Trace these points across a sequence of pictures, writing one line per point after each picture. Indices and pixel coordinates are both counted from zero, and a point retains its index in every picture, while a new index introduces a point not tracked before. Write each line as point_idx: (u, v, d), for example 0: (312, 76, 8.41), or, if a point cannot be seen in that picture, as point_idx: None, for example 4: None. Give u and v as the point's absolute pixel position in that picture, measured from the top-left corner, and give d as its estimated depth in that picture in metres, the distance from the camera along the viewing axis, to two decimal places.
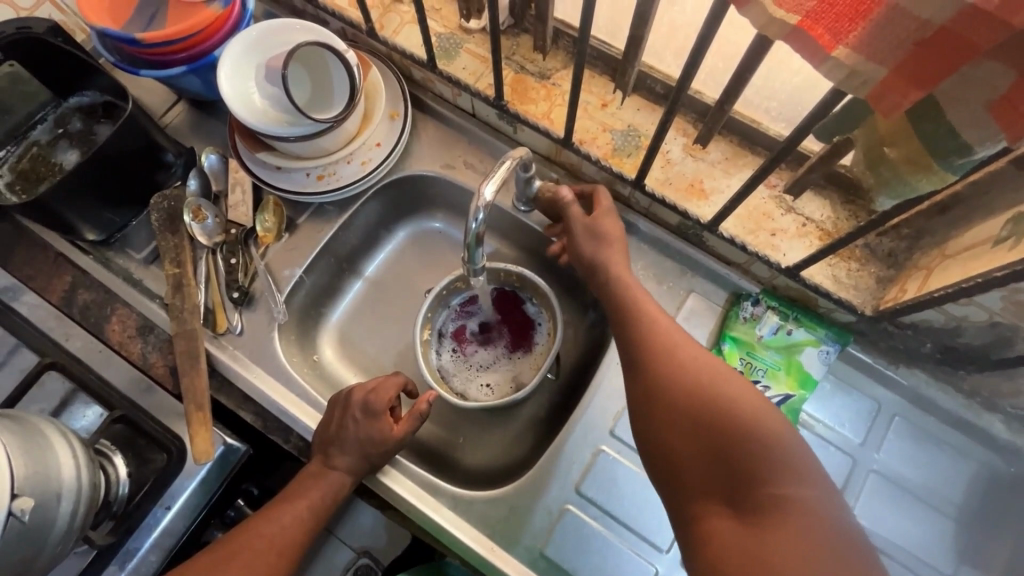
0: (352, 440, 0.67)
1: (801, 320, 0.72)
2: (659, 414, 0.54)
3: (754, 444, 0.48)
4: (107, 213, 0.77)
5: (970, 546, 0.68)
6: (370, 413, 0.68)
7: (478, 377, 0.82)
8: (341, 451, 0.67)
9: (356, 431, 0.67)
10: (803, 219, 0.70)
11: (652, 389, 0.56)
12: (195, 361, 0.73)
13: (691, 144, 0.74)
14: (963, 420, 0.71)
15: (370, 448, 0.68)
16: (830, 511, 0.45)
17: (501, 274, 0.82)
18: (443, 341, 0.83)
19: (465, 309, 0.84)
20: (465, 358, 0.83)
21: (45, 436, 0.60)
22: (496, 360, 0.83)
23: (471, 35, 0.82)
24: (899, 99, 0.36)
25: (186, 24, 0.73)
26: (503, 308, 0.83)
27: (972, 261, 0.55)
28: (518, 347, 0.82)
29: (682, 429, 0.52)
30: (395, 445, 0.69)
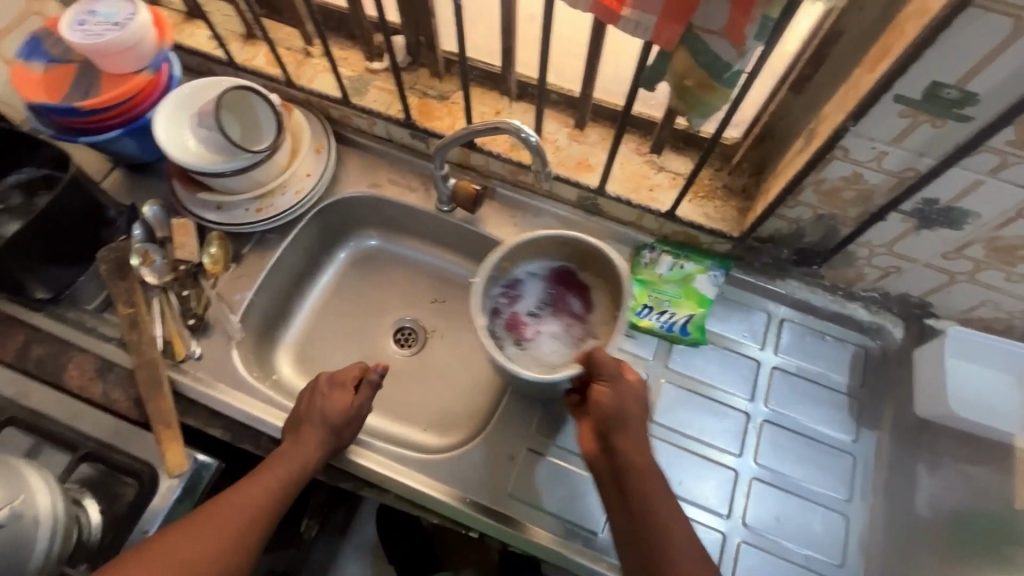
0: (321, 411, 0.73)
1: (688, 255, 0.87)
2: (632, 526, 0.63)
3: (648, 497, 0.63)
4: (55, 270, 0.82)
5: (864, 413, 0.81)
6: (337, 385, 0.76)
7: (544, 363, 0.79)
8: (310, 424, 0.73)
9: (326, 404, 0.74)
10: (671, 174, 0.86)
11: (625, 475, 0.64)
12: (158, 387, 0.76)
13: (572, 131, 0.88)
14: (833, 313, 0.86)
15: (333, 416, 0.73)
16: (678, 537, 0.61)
17: (541, 245, 0.80)
18: (497, 329, 0.81)
19: (512, 292, 0.83)
20: (526, 345, 0.80)
21: (16, 465, 0.63)
22: (554, 339, 0.81)
23: (377, 74, 0.95)
24: (671, 34, 0.50)
25: (119, 91, 0.83)
26: (557, 283, 0.83)
27: (788, 170, 0.71)
28: (573, 321, 0.82)
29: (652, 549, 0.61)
30: (358, 411, 0.75)
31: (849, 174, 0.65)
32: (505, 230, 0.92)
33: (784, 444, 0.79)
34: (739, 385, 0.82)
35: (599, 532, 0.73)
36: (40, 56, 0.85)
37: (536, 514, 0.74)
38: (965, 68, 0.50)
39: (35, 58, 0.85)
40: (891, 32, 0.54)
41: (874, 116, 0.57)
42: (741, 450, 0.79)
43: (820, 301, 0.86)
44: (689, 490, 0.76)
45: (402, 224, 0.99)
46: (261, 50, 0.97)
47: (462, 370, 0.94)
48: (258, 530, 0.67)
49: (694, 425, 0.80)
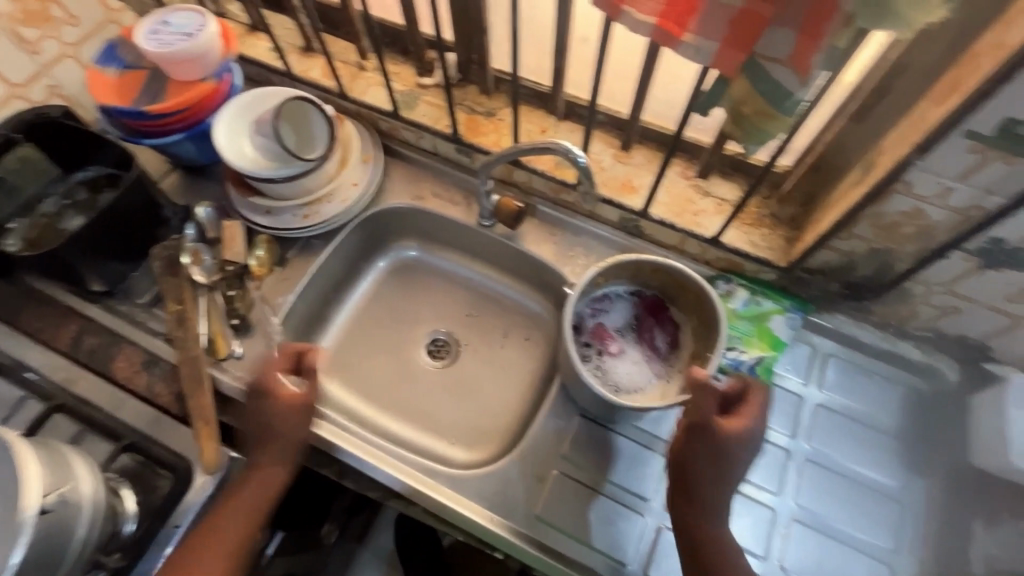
0: (268, 424, 0.76)
1: (766, 293, 0.83)
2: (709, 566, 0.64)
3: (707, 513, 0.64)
4: (113, 264, 0.86)
5: (914, 459, 0.77)
6: (262, 402, 0.77)
7: (618, 386, 0.79)
8: (270, 434, 0.76)
9: (265, 417, 0.76)
10: (718, 199, 0.84)
11: (688, 487, 0.65)
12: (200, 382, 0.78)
13: (618, 153, 0.88)
14: (883, 350, 0.82)
15: (270, 430, 0.76)
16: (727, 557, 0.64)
17: (642, 269, 0.79)
18: (581, 341, 0.81)
19: (601, 308, 0.82)
20: (604, 363, 0.80)
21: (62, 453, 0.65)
22: (636, 367, 0.81)
23: (426, 88, 0.97)
24: (733, 61, 0.50)
25: (184, 97, 0.87)
26: (645, 309, 0.82)
27: (843, 202, 0.69)
28: (656, 351, 0.81)
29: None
30: (297, 424, 0.77)
31: (909, 209, 0.62)
32: (544, 248, 0.93)
33: (826, 485, 0.76)
34: (780, 420, 0.79)
35: (627, 562, 0.71)
36: (115, 61, 0.90)
37: (562, 538, 0.72)
38: None
39: (110, 63, 0.90)
40: (961, 66, 0.52)
41: (940, 151, 0.55)
42: (780, 488, 0.76)
43: (869, 338, 0.83)
44: None
45: (442, 236, 1.00)
46: (318, 62, 1.00)
47: (492, 385, 0.94)
48: (263, 520, 0.75)
49: None
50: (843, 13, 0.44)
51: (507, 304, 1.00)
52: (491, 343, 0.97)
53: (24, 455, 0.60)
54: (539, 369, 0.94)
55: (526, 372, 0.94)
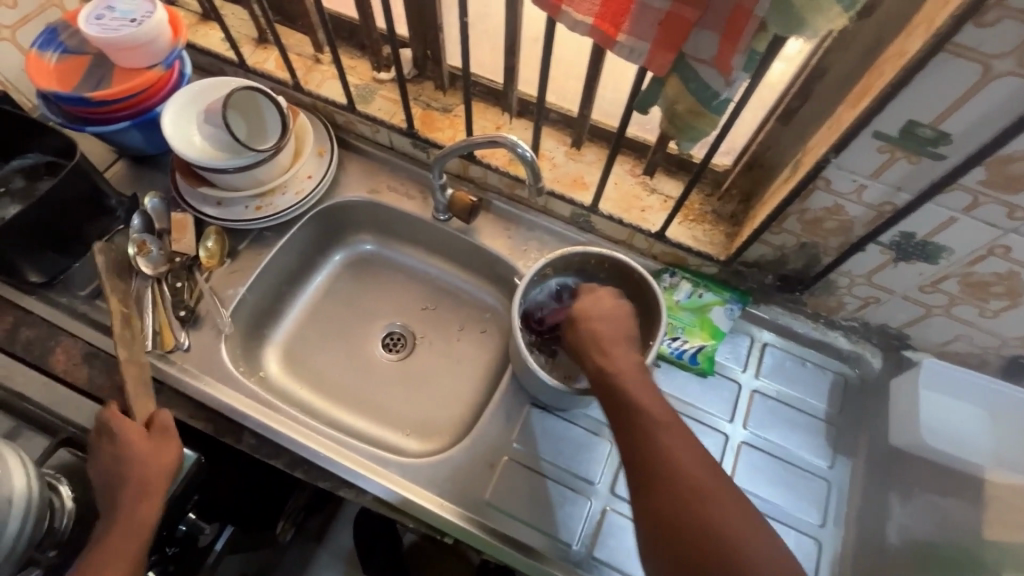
0: (115, 465, 0.66)
1: (708, 286, 0.87)
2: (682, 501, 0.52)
3: (673, 464, 0.55)
4: (51, 255, 0.83)
5: (841, 440, 0.83)
6: (103, 441, 0.68)
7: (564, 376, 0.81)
8: (108, 477, 0.65)
9: (111, 457, 0.67)
10: (663, 196, 0.88)
11: (641, 440, 0.57)
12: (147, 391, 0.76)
13: (569, 150, 0.91)
14: (814, 340, 0.88)
15: (145, 464, 0.67)
16: (718, 527, 0.51)
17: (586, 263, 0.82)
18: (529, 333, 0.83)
19: (549, 303, 0.84)
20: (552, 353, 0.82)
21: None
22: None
23: (383, 83, 0.98)
24: (662, 61, 0.52)
25: (130, 84, 0.85)
26: None
27: (774, 199, 0.74)
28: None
29: (677, 487, 0.53)
30: (161, 463, 0.69)
31: (831, 205, 0.67)
32: (499, 242, 0.95)
33: (762, 466, 0.80)
34: (719, 406, 0.84)
35: (573, 544, 0.73)
36: (55, 46, 0.87)
37: (512, 522, 0.74)
38: (939, 109, 0.53)
39: (49, 48, 0.87)
40: (871, 73, 0.57)
41: (853, 150, 0.60)
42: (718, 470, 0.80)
43: (801, 328, 0.88)
44: None
45: (398, 230, 1.01)
46: (273, 54, 1.00)
47: (446, 377, 0.95)
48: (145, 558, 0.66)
49: None
50: (759, 19, 0.48)
51: (462, 298, 1.01)
52: (446, 334, 0.99)
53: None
54: (494, 361, 0.95)
55: (480, 364, 0.95)
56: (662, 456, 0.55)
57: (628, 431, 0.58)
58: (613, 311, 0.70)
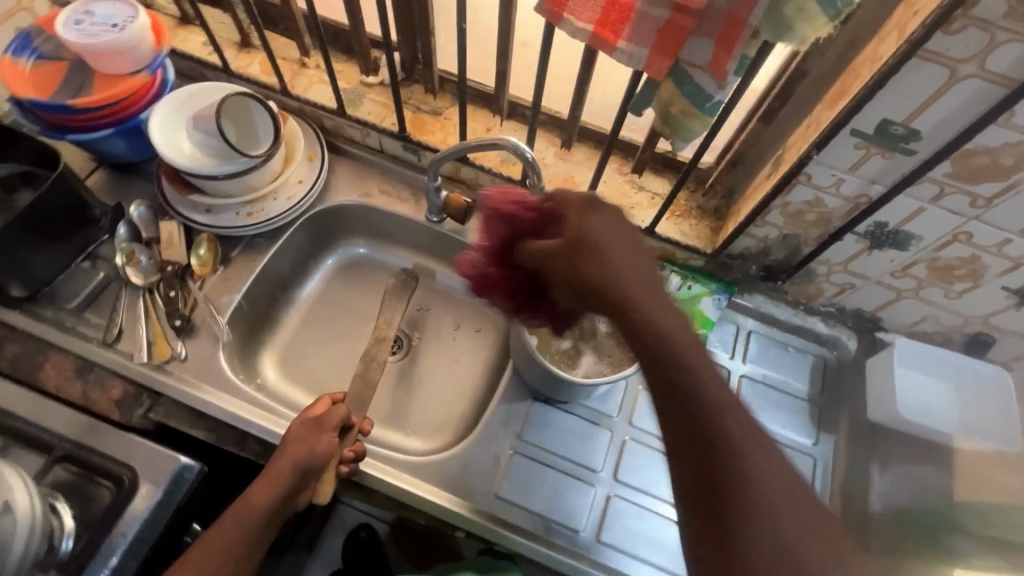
0: (295, 443, 0.72)
1: (697, 278, 0.90)
2: (670, 382, 0.42)
3: (647, 320, 0.45)
4: (34, 267, 0.80)
5: (824, 418, 0.88)
6: (310, 414, 0.75)
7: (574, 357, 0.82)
8: (283, 450, 0.71)
9: (301, 433, 0.73)
10: (650, 193, 0.92)
11: (615, 305, 0.47)
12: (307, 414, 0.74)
13: (559, 150, 0.94)
14: (795, 326, 0.93)
15: (310, 460, 0.71)
16: (715, 406, 0.41)
17: None
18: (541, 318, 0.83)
19: None
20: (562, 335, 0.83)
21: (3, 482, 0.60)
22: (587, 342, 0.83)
23: (371, 87, 0.98)
24: (660, 65, 0.55)
25: (113, 91, 0.83)
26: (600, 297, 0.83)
27: (757, 193, 0.78)
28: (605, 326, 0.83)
29: (661, 361, 0.43)
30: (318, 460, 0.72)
31: (811, 198, 0.72)
32: None
33: None
34: None
35: (581, 531, 0.76)
36: (30, 52, 0.84)
37: (523, 514, 0.77)
38: (909, 108, 0.57)
39: (24, 54, 0.84)
40: (846, 76, 0.62)
41: (833, 147, 0.64)
42: None
43: (782, 315, 0.93)
44: (663, 491, 0.80)
45: (389, 232, 1.02)
46: (257, 58, 0.99)
47: (445, 376, 0.96)
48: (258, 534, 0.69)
49: None
50: (750, 27, 0.51)
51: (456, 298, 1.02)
52: (441, 336, 0.99)
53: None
54: (491, 358, 0.97)
55: (477, 362, 0.97)
56: (639, 312, 0.45)
57: (585, 292, 0.50)
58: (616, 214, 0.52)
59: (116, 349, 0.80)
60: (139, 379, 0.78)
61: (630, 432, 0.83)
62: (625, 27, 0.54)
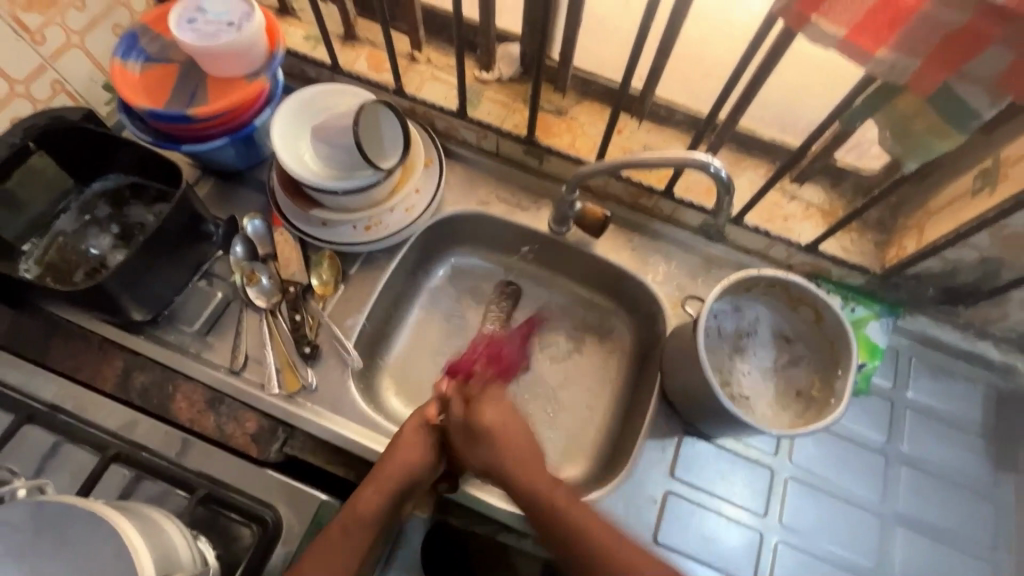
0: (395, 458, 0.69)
1: (858, 298, 0.83)
2: (585, 557, 0.63)
3: (550, 505, 0.65)
4: (155, 290, 0.76)
5: (1002, 457, 0.80)
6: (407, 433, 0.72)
7: (752, 392, 0.71)
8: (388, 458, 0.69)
9: (406, 442, 0.70)
10: (805, 204, 0.83)
11: (512, 488, 0.68)
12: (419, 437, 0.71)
13: (701, 155, 0.85)
14: (965, 350, 0.83)
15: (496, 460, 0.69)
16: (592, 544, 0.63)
17: (767, 287, 0.72)
18: (713, 349, 0.72)
19: (732, 318, 0.73)
20: (734, 368, 0.72)
21: (164, 540, 0.54)
22: (754, 378, 0.72)
23: (488, 84, 0.90)
24: (931, 79, 0.47)
25: (230, 97, 0.76)
26: (776, 324, 0.73)
27: (959, 211, 0.68)
28: (773, 360, 0.73)
29: (557, 523, 0.64)
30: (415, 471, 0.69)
31: None
32: (622, 255, 0.89)
33: (925, 489, 0.78)
34: (874, 426, 0.80)
35: None
36: (137, 54, 0.78)
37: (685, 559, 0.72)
38: None
39: (131, 56, 0.77)
40: None
41: None
42: (881, 494, 0.77)
43: (950, 339, 0.83)
44: (828, 535, 0.74)
45: (503, 242, 0.95)
46: (364, 53, 0.91)
47: (570, 400, 0.89)
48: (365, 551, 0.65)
49: (830, 465, 0.77)
50: None
51: (573, 314, 0.95)
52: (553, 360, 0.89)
53: (140, 566, 0.49)
54: (617, 381, 0.91)
55: (604, 384, 0.90)
56: (533, 490, 0.67)
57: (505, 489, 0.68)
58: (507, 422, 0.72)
59: (243, 378, 0.76)
60: (273, 411, 0.75)
61: (790, 470, 0.77)
62: (893, 34, 0.45)
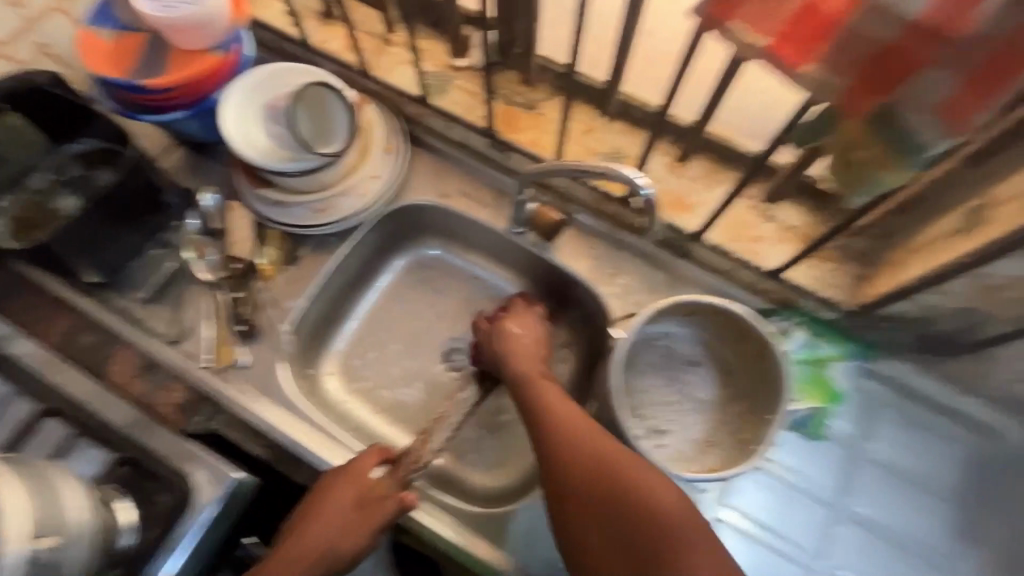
0: (322, 526, 0.66)
1: (827, 335, 0.75)
2: (588, 483, 0.58)
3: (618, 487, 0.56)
4: (106, 255, 0.78)
5: (967, 526, 0.72)
6: (347, 475, 0.68)
7: (666, 425, 0.70)
8: (309, 523, 0.66)
9: (332, 509, 0.66)
10: (780, 225, 0.76)
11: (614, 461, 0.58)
12: (347, 469, 0.69)
13: (672, 163, 0.79)
14: (948, 407, 0.74)
15: (515, 361, 0.71)
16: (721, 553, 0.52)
17: (706, 315, 0.68)
18: (643, 368, 0.72)
19: (675, 341, 0.72)
20: (658, 398, 0.71)
21: (63, 496, 0.56)
22: (687, 410, 0.71)
23: (459, 72, 0.87)
24: (863, 103, 0.43)
25: (188, 71, 0.77)
26: (714, 356, 0.71)
27: (940, 251, 0.60)
28: (710, 394, 0.71)
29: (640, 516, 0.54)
30: (347, 545, 0.66)
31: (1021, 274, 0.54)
32: (581, 262, 0.84)
33: (874, 553, 0.71)
34: (826, 475, 0.73)
35: None
36: (109, 21, 0.79)
37: None
38: None
39: (104, 24, 0.79)
40: None
41: None
42: (821, 550, 0.70)
43: (928, 389, 0.75)
44: None
45: (465, 236, 0.91)
46: (338, 32, 0.89)
47: (509, 410, 0.85)
48: None
49: (767, 512, 0.72)
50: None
51: None
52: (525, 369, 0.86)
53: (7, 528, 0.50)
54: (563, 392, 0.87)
55: None
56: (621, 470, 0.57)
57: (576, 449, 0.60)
58: (529, 348, 0.72)
59: (180, 348, 0.79)
60: (200, 385, 0.77)
61: (722, 512, 0.71)
62: (819, 48, 0.41)
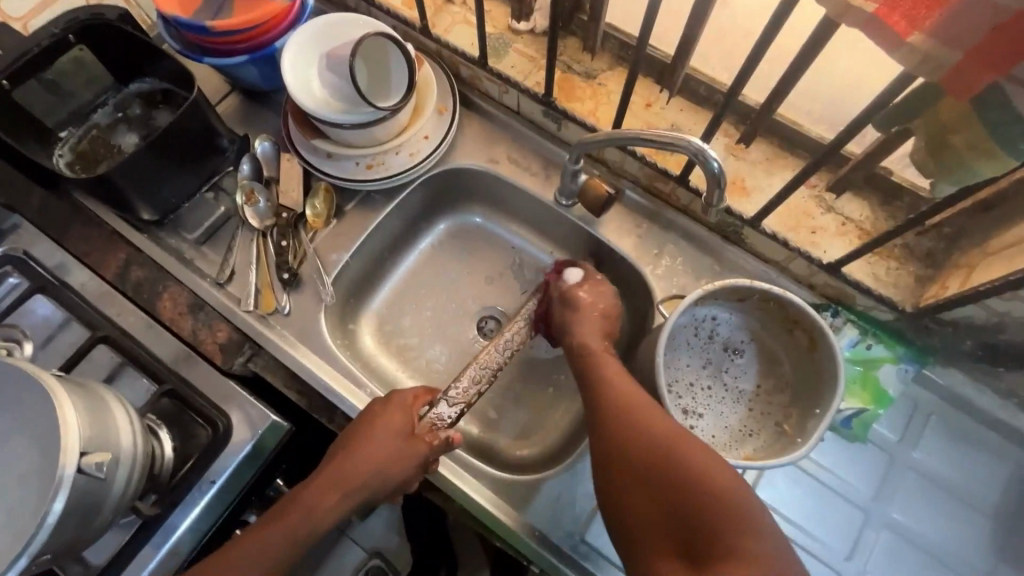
0: (371, 450, 0.66)
1: (878, 335, 0.73)
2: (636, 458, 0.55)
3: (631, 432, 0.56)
4: (164, 195, 0.80)
5: (1009, 548, 0.69)
6: (395, 407, 0.69)
7: (700, 409, 0.69)
8: (359, 445, 0.66)
9: (384, 435, 0.67)
10: (842, 218, 0.72)
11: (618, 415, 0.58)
12: (385, 404, 0.70)
13: (733, 144, 0.76)
14: (997, 420, 0.71)
15: (577, 330, 0.71)
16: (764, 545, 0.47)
17: (765, 302, 0.66)
18: (684, 350, 0.70)
19: (717, 326, 0.71)
20: (695, 381, 0.70)
21: (111, 419, 0.58)
22: (726, 396, 0.70)
23: (519, 35, 0.85)
24: (972, 78, 0.41)
25: (252, 15, 0.77)
26: (759, 343, 0.70)
27: (1019, 254, 0.56)
28: (752, 385, 0.70)
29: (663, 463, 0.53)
30: (386, 477, 0.66)
31: None
32: (627, 241, 0.82)
33: (905, 562, 0.69)
34: (864, 476, 0.71)
35: None
36: None
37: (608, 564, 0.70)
38: None
39: None
40: None
41: None
42: (850, 553, 0.69)
43: (982, 402, 0.72)
44: None
45: (511, 206, 0.91)
46: None
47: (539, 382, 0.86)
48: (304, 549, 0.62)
49: (799, 509, 0.70)
50: None
51: None
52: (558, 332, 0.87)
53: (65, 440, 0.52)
54: None
55: None
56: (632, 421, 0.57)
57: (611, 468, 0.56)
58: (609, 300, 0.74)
59: (226, 291, 0.80)
60: (245, 328, 0.79)
61: None
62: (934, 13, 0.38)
